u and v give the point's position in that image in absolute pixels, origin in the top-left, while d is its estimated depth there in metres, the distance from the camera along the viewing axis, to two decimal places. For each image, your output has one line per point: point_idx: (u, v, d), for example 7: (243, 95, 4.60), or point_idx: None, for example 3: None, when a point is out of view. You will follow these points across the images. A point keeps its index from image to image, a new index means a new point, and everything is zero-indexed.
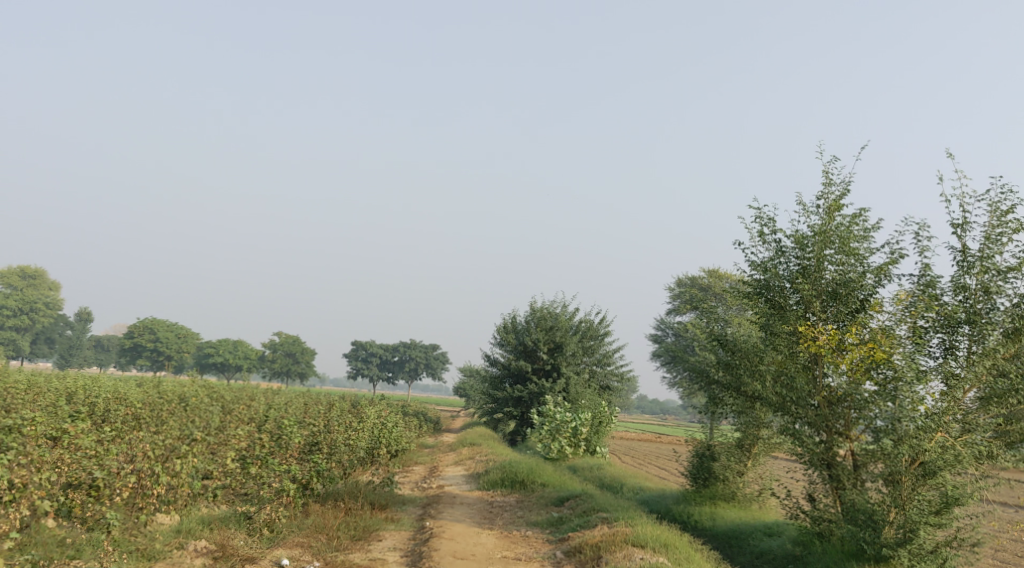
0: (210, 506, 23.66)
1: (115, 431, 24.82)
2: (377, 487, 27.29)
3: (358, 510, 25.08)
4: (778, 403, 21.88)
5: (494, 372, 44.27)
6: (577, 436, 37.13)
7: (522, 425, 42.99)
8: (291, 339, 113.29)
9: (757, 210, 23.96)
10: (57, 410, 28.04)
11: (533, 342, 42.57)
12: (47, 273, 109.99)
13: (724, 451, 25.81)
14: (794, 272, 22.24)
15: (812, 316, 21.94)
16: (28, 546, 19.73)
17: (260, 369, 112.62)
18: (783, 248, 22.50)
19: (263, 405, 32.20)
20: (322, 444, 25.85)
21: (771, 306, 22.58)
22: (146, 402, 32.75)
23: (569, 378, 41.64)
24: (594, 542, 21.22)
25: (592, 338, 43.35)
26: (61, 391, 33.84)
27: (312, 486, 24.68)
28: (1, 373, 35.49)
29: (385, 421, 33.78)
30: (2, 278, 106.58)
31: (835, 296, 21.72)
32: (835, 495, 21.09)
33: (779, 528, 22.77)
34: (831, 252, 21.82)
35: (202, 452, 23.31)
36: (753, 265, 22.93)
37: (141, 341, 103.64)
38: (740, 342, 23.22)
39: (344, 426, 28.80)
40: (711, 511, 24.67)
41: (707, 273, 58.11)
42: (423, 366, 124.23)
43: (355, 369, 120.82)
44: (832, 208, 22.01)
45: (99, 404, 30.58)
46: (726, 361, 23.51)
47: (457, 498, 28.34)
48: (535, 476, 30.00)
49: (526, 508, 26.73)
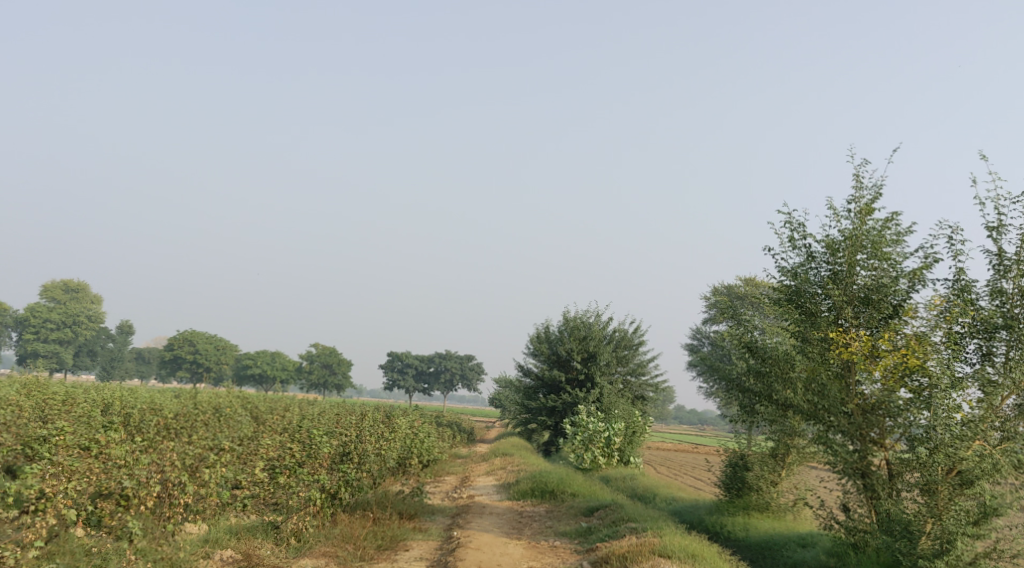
0: (239, 516, 23.59)
1: (147, 441, 24.88)
2: (407, 497, 27.15)
3: (387, 520, 24.95)
4: (810, 411, 21.41)
5: (528, 382, 44.02)
6: (609, 446, 36.77)
7: (556, 435, 42.66)
8: (328, 350, 113.11)
9: (787, 215, 23.44)
10: (91, 420, 28.21)
11: (566, 351, 42.35)
12: (90, 286, 111.38)
13: (758, 460, 25.44)
14: (825, 277, 21.81)
15: (844, 322, 21.48)
16: (56, 554, 19.67)
17: (298, 380, 113.26)
18: (813, 253, 22.08)
19: (296, 415, 32.24)
20: (352, 453, 25.77)
21: (802, 312, 22.16)
22: (181, 412, 32.90)
23: (603, 388, 41.28)
24: (621, 552, 20.88)
25: (625, 347, 42.96)
26: (98, 402, 34.10)
27: (341, 496, 24.48)
28: (41, 385, 35.89)
29: (416, 431, 33.64)
30: (46, 291, 108.05)
31: (867, 302, 21.26)
32: (870, 505, 20.55)
33: (813, 538, 22.28)
34: (863, 257, 21.38)
35: (230, 462, 23.25)
36: (783, 271, 22.51)
37: (180, 353, 104.61)
38: (771, 349, 22.72)
39: (375, 436, 28.72)
40: (744, 522, 24.26)
41: (743, 282, 57.46)
42: (459, 377, 124.18)
43: (392, 380, 121.07)
44: (864, 212, 21.55)
45: (134, 415, 30.74)
46: (757, 369, 23.00)
47: (486, 508, 28.09)
48: (565, 486, 29.70)
49: (556, 519, 26.43)
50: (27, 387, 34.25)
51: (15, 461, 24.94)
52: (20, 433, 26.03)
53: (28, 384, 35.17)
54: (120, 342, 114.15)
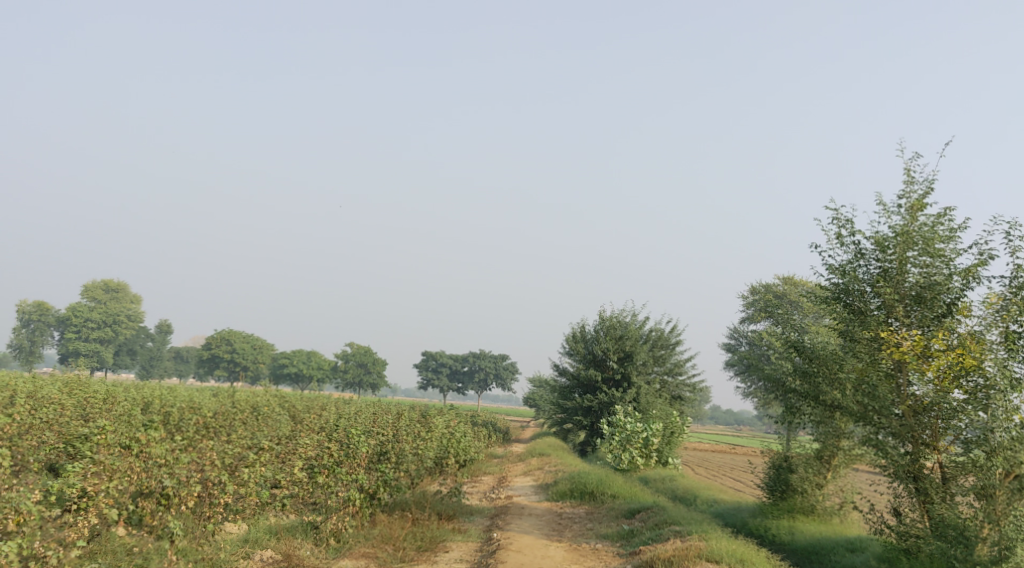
0: (279, 515, 23.41)
1: (186, 440, 24.80)
2: (445, 497, 26.92)
3: (425, 521, 24.71)
4: (860, 412, 20.90)
5: (564, 382, 43.59)
6: (648, 447, 36.26)
7: (592, 435, 42.18)
8: (363, 349, 112.78)
9: (834, 211, 22.94)
10: (132, 419, 28.20)
11: (602, 351, 41.94)
12: (129, 286, 112.31)
13: (802, 462, 24.75)
14: (875, 275, 21.28)
15: (895, 321, 20.89)
16: (98, 554, 19.58)
17: (333, 379, 113.60)
18: (862, 251, 21.55)
19: (333, 414, 32.11)
20: (390, 453, 25.57)
21: (851, 311, 21.63)
22: (220, 411, 32.88)
23: (640, 388, 40.82)
24: (666, 557, 20.45)
25: (662, 347, 42.47)
26: (137, 401, 34.15)
27: (380, 496, 24.24)
28: (81, 384, 36.01)
29: (453, 431, 33.32)
30: (86, 291, 109.16)
31: (920, 300, 20.71)
32: (922, 510, 20.00)
33: (863, 543, 21.77)
34: (914, 254, 20.87)
35: (270, 462, 23.00)
36: (830, 269, 21.97)
37: (218, 353, 105.19)
38: (818, 348, 22.12)
39: (412, 436, 28.52)
40: (789, 525, 23.76)
41: (782, 280, 56.62)
42: (493, 376, 123.99)
43: (426, 379, 121.12)
44: (915, 208, 21.00)
45: (173, 414, 30.73)
46: (803, 369, 22.42)
47: (525, 509, 27.77)
48: (605, 487, 29.28)
49: (596, 520, 26.05)
50: (67, 386, 34.38)
51: (58, 459, 24.96)
52: (62, 432, 26.07)
53: (69, 383, 35.33)
54: (159, 341, 114.98)
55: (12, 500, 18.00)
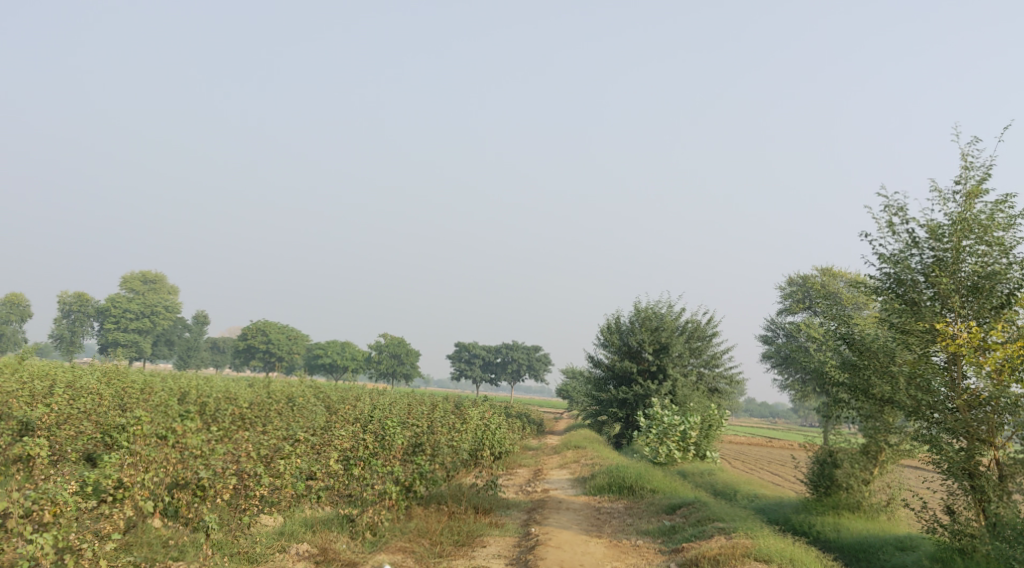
0: (314, 508, 22.98)
1: (222, 432, 24.55)
2: (481, 491, 26.51)
3: (462, 515, 24.31)
4: (912, 407, 20.27)
5: (598, 374, 42.92)
6: (685, 441, 35.57)
7: (627, 428, 41.59)
8: (396, 339, 112.52)
9: (885, 198, 22.22)
10: (168, 411, 28.05)
11: (637, 342, 41.31)
12: (166, 277, 113.05)
13: (847, 458, 24.07)
14: (929, 264, 20.58)
15: (949, 313, 20.25)
16: (133, 546, 19.47)
17: (367, 369, 113.46)
18: (915, 239, 20.84)
19: (369, 405, 31.86)
20: (425, 445, 25.15)
21: (903, 302, 20.89)
22: (255, 401, 32.68)
23: (676, 380, 40.20)
24: (712, 555, 19.88)
25: (699, 338, 41.70)
26: (173, 392, 34.00)
27: (416, 489, 23.87)
28: (119, 374, 35.95)
29: (489, 423, 32.80)
30: (126, 283, 110.08)
31: (976, 291, 20.02)
32: (978, 508, 19.45)
33: (912, 542, 21.10)
34: (971, 242, 20.19)
35: (305, 453, 22.47)
36: (882, 258, 21.26)
37: (253, 343, 105.69)
38: (868, 341, 21.37)
39: (448, 429, 28.21)
40: (835, 522, 23.13)
41: (821, 271, 55.48)
42: (525, 368, 123.44)
43: (459, 370, 120.87)
44: (972, 194, 20.26)
45: (210, 405, 30.54)
46: (851, 362, 21.67)
47: (562, 503, 27.30)
48: (643, 482, 28.70)
49: (635, 516, 25.53)
50: (106, 376, 34.38)
51: (96, 450, 24.80)
52: (99, 422, 25.98)
53: (108, 373, 35.27)
54: (196, 331, 115.55)
55: (48, 491, 17.76)
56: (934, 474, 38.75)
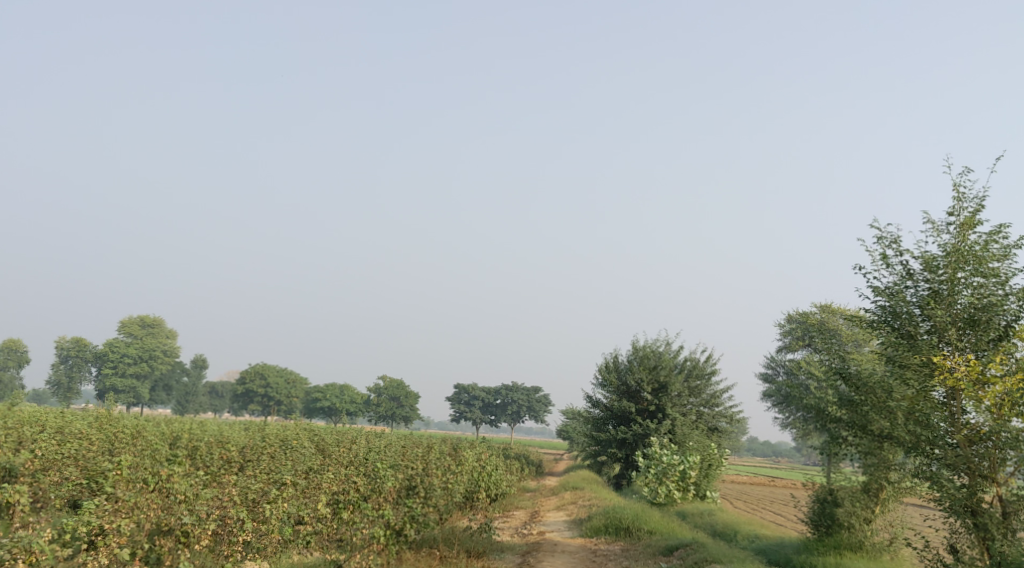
0: (302, 553, 22.40)
1: (211, 476, 23.99)
2: (475, 534, 25.94)
3: (454, 559, 23.77)
4: (912, 443, 19.83)
5: (596, 415, 42.28)
6: (685, 480, 34.98)
7: (627, 469, 40.97)
8: (396, 382, 111.63)
9: (879, 230, 21.90)
10: (157, 456, 27.53)
11: (636, 381, 40.84)
12: (164, 322, 112.63)
13: (848, 496, 23.58)
14: (924, 297, 20.23)
15: (947, 346, 19.85)
16: None
17: (367, 412, 112.50)
18: (910, 272, 20.51)
19: (363, 447, 31.36)
20: (418, 488, 24.63)
21: (900, 335, 20.48)
22: (249, 445, 32.14)
23: (676, 419, 39.70)
24: None
25: (698, 377, 41.24)
26: (165, 437, 33.43)
27: (406, 532, 23.26)
28: (112, 419, 35.38)
29: (485, 464, 32.20)
30: (123, 327, 109.68)
31: (973, 323, 19.67)
32: (982, 547, 18.95)
33: None
34: (966, 273, 19.86)
35: (294, 496, 21.92)
36: (876, 291, 20.89)
37: (252, 387, 105.01)
38: (866, 376, 20.94)
39: (443, 470, 27.72)
40: (836, 562, 22.55)
41: (820, 308, 55.07)
42: (525, 410, 122.69)
43: (458, 412, 120.01)
44: (966, 225, 19.96)
45: (201, 450, 29.97)
46: (849, 399, 21.22)
47: (558, 546, 26.70)
48: (641, 523, 28.12)
49: (632, 558, 24.93)
50: (98, 420, 33.90)
51: (80, 496, 24.15)
52: (85, 467, 25.46)
53: (100, 418, 34.68)
54: (194, 375, 114.74)
55: (22, 540, 17.25)
56: (936, 513, 38.26)
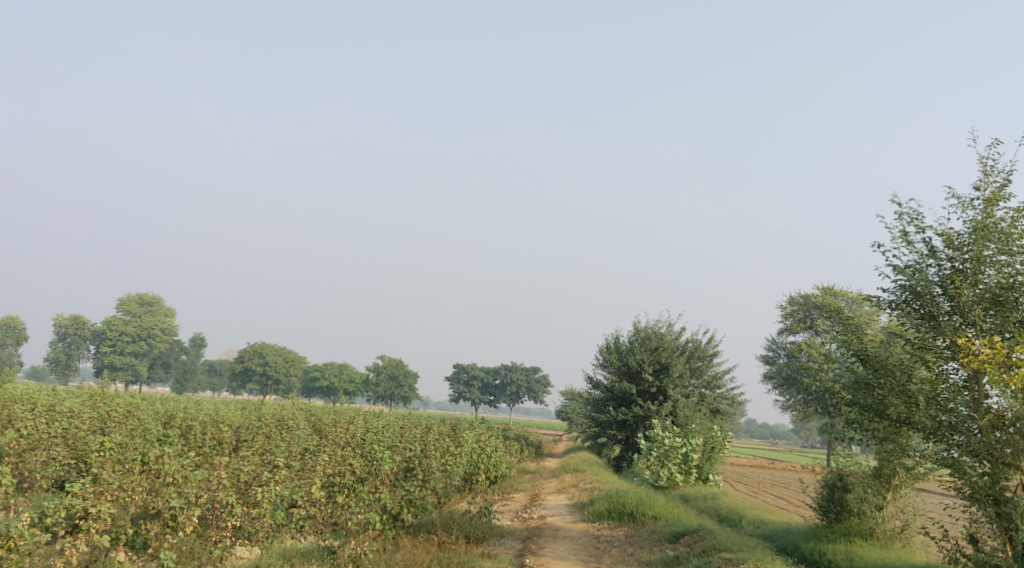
0: (295, 538, 21.59)
1: (201, 458, 23.12)
2: (474, 519, 25.13)
3: (452, 545, 23.02)
4: (932, 429, 19.01)
5: (597, 395, 41.44)
6: (688, 463, 34.08)
7: (628, 450, 40.26)
8: (395, 362, 110.62)
9: (899, 205, 21.02)
10: (148, 435, 26.66)
11: (637, 362, 39.98)
12: (163, 299, 112.01)
13: (859, 482, 22.77)
14: (947, 275, 19.39)
15: (970, 328, 19.07)
16: None
17: (366, 392, 111.68)
18: (931, 249, 19.63)
19: (361, 427, 30.49)
20: (416, 470, 23.78)
21: (920, 316, 19.62)
22: (244, 425, 31.33)
23: (677, 401, 38.90)
24: None
25: (699, 358, 40.40)
26: (158, 416, 32.55)
27: (403, 517, 22.51)
28: (105, 396, 34.48)
29: (484, 445, 31.27)
30: (122, 304, 108.87)
31: (998, 304, 18.84)
32: (1004, 537, 18.23)
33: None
34: (991, 252, 19.01)
35: (286, 480, 21.09)
36: (896, 270, 20.01)
37: (251, 366, 104.23)
38: (883, 358, 19.98)
39: (441, 452, 26.89)
40: (846, 550, 21.80)
41: (823, 290, 54.22)
42: (525, 390, 121.98)
43: (457, 393, 119.23)
44: (992, 201, 19.06)
45: (195, 429, 29.11)
46: (865, 382, 20.19)
47: (559, 531, 25.92)
48: (645, 508, 27.33)
49: (636, 545, 24.16)
50: (92, 398, 33.02)
51: (67, 476, 23.29)
52: (73, 447, 24.60)
53: (94, 396, 33.80)
54: (194, 353, 114.05)
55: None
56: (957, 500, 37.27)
